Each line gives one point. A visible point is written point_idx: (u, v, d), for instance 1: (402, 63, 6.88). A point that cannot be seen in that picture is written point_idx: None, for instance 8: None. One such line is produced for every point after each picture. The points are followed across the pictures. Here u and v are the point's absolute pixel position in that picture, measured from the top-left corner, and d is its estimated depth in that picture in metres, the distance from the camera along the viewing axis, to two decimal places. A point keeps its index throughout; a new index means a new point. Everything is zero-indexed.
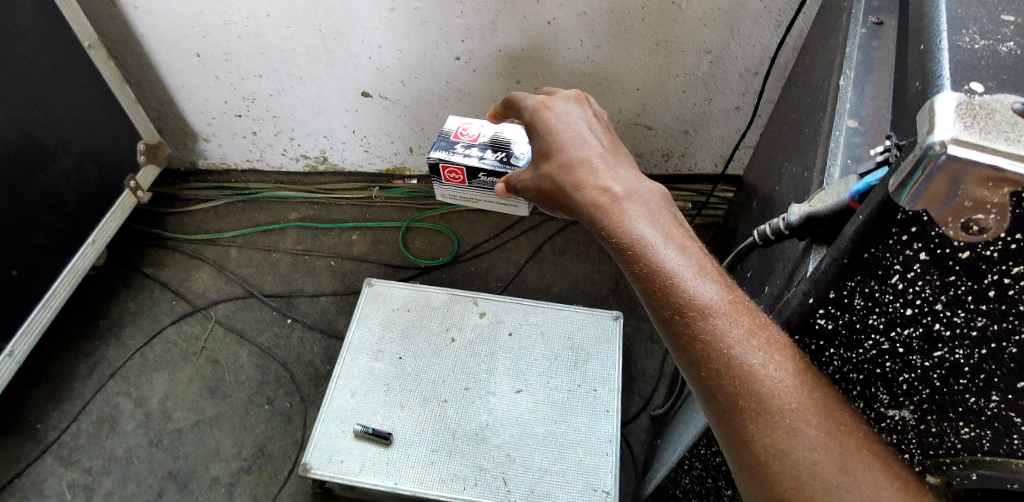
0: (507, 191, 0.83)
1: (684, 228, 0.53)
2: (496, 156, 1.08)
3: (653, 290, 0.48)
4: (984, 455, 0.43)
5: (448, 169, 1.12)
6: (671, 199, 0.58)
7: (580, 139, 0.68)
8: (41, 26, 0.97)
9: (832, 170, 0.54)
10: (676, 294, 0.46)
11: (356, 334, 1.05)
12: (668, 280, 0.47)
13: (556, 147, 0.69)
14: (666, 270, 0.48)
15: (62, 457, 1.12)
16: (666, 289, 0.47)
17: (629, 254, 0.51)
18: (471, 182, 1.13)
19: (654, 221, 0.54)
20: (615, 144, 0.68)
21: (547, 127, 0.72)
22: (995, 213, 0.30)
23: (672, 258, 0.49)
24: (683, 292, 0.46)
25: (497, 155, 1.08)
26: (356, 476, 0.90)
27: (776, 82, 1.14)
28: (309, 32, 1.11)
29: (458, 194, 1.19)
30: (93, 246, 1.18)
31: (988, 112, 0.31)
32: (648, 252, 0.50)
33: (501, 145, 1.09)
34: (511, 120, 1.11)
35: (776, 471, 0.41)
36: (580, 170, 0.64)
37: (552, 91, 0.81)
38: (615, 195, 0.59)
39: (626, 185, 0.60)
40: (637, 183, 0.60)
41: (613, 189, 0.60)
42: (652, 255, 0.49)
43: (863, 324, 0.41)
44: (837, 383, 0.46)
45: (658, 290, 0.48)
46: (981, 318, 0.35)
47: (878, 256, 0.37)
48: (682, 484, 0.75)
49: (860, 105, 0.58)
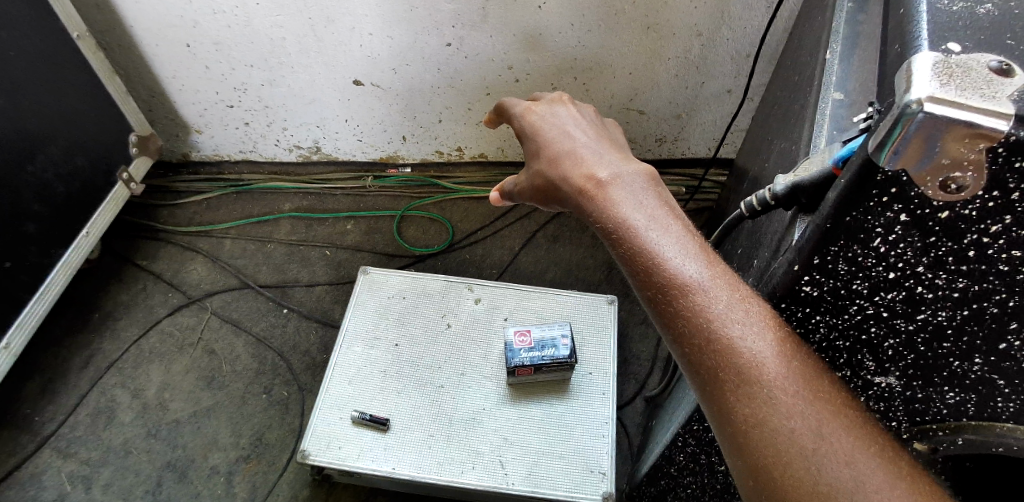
0: (502, 200, 0.78)
1: (670, 207, 0.54)
2: (556, 351, 0.95)
3: (637, 271, 0.49)
4: (969, 420, 0.44)
5: (519, 338, 0.97)
6: (660, 181, 0.58)
7: (566, 134, 0.68)
8: (27, 19, 0.97)
9: (818, 140, 0.55)
10: (658, 274, 0.47)
11: (352, 321, 1.05)
12: (651, 261, 0.48)
13: (542, 144, 0.69)
14: (649, 252, 0.48)
15: (60, 450, 1.12)
16: (649, 269, 0.48)
17: (615, 239, 0.52)
18: (535, 330, 0.98)
19: (639, 205, 0.54)
20: (605, 135, 0.68)
21: (533, 128, 0.71)
22: (971, 170, 0.31)
23: (656, 238, 0.49)
24: (664, 271, 0.47)
25: (554, 354, 0.95)
26: (355, 461, 0.90)
27: (767, 64, 1.14)
28: (298, 20, 1.10)
29: (507, 296, 1.09)
30: (86, 238, 1.18)
31: (963, 70, 0.31)
32: (633, 235, 0.50)
33: (558, 353, 0.95)
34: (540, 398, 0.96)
35: (757, 440, 0.41)
36: (564, 161, 0.64)
37: (539, 95, 0.81)
38: (601, 180, 0.59)
39: (612, 170, 0.60)
40: (623, 168, 0.60)
41: (600, 174, 0.60)
42: (635, 238, 0.50)
43: (848, 290, 0.41)
44: (824, 352, 0.47)
45: (642, 272, 0.48)
46: (961, 280, 0.36)
47: (860, 220, 0.37)
48: (677, 462, 0.76)
49: (845, 79, 0.59)
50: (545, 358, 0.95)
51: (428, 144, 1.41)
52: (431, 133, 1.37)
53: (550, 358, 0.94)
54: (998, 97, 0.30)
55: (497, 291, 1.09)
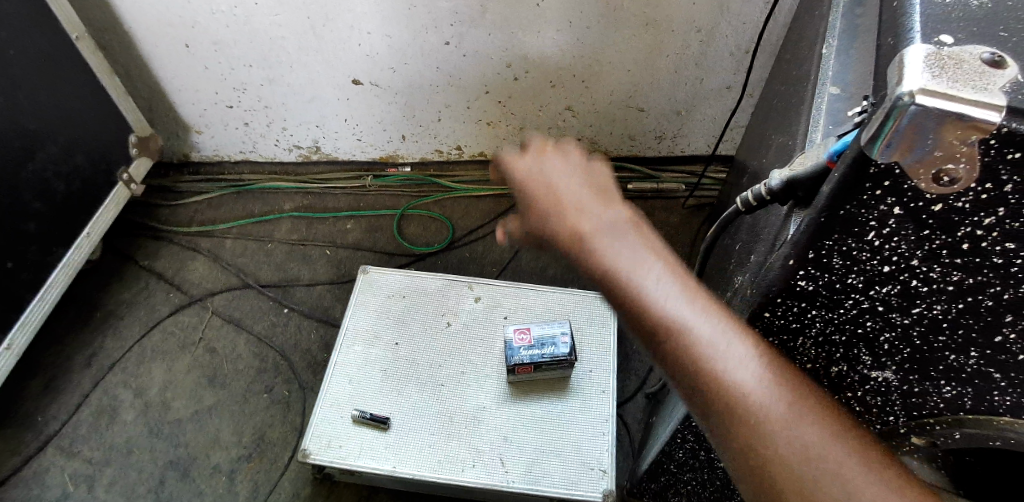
0: None
1: (662, 265, 0.45)
2: (555, 350, 0.95)
3: (622, 310, 0.44)
4: (966, 414, 0.44)
5: (520, 335, 0.97)
6: (649, 227, 0.48)
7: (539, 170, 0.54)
8: (25, 19, 0.97)
9: (815, 135, 0.55)
10: (644, 313, 0.43)
11: (352, 320, 1.05)
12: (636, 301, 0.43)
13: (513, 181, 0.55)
14: (636, 294, 0.43)
15: (63, 448, 1.13)
16: (634, 309, 0.43)
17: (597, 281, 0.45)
18: (535, 328, 0.98)
19: (627, 257, 0.45)
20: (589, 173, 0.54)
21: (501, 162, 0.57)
22: (964, 162, 0.31)
23: (641, 279, 0.44)
24: (650, 310, 0.42)
25: (554, 352, 0.95)
26: (356, 460, 0.90)
27: (767, 59, 1.14)
28: (297, 18, 1.10)
29: (507, 293, 1.09)
30: (88, 238, 1.19)
31: (956, 62, 0.31)
32: (615, 278, 0.44)
33: (558, 351, 0.95)
34: (540, 397, 0.96)
35: (754, 463, 0.40)
36: (534, 213, 0.51)
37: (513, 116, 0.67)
38: (581, 233, 0.47)
39: (594, 220, 0.48)
40: (602, 216, 0.48)
41: (581, 226, 0.48)
42: (623, 285, 0.44)
43: (843, 284, 0.41)
44: (822, 346, 0.47)
45: (626, 310, 0.44)
46: (956, 273, 0.36)
47: (854, 213, 0.37)
48: (677, 457, 0.76)
49: (842, 74, 0.59)
50: (544, 356, 0.95)
51: (427, 143, 1.41)
52: (431, 131, 1.38)
53: (550, 356, 0.94)
54: (990, 89, 0.30)
55: (497, 289, 1.10)
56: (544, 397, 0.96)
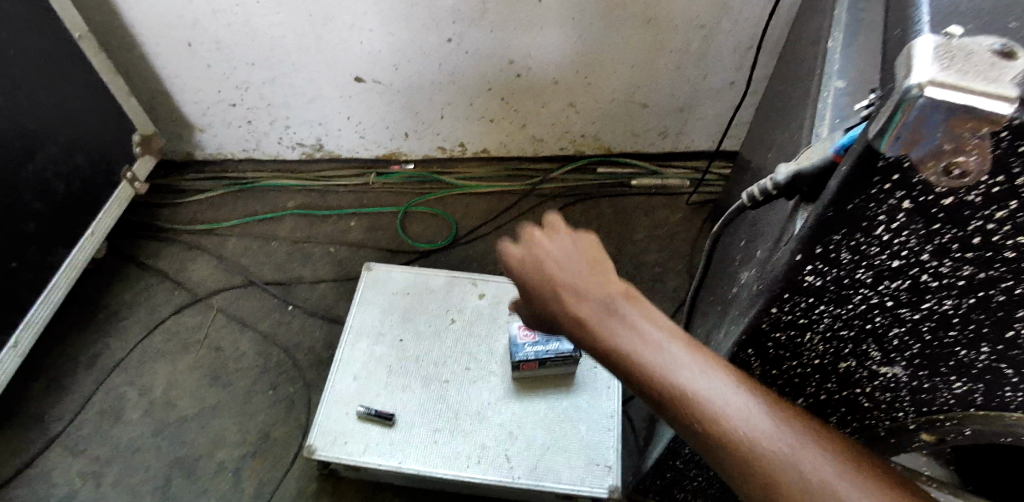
0: None
1: (666, 337, 0.44)
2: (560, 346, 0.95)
3: (631, 382, 0.43)
4: (977, 409, 0.44)
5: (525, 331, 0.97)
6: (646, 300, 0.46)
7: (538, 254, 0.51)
8: (25, 20, 0.97)
9: (820, 129, 0.54)
10: (653, 381, 0.42)
11: (356, 318, 1.05)
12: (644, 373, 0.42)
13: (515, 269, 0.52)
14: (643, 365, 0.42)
15: (68, 447, 1.13)
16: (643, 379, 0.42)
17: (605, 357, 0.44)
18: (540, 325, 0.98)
19: (633, 331, 0.44)
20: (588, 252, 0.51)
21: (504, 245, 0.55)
22: (975, 155, 0.30)
23: (647, 348, 0.43)
24: (658, 378, 0.42)
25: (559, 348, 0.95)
26: (360, 457, 0.90)
27: (769, 55, 1.14)
28: (298, 17, 1.10)
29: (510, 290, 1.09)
30: (92, 237, 1.20)
31: (966, 53, 0.31)
32: (621, 354, 0.43)
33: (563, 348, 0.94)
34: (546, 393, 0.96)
35: None
36: (534, 299, 0.50)
37: None
38: (587, 321, 0.45)
39: (597, 302, 0.46)
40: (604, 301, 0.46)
41: (586, 313, 0.46)
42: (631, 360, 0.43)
43: (851, 279, 0.41)
44: (830, 341, 0.46)
45: (635, 381, 0.43)
46: (967, 267, 0.36)
47: (862, 207, 0.36)
48: (682, 455, 0.76)
49: (847, 68, 0.59)
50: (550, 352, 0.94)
51: (430, 141, 1.41)
52: (433, 129, 1.37)
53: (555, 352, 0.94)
54: (1001, 80, 0.29)
55: (501, 287, 1.10)
56: (549, 393, 0.96)
